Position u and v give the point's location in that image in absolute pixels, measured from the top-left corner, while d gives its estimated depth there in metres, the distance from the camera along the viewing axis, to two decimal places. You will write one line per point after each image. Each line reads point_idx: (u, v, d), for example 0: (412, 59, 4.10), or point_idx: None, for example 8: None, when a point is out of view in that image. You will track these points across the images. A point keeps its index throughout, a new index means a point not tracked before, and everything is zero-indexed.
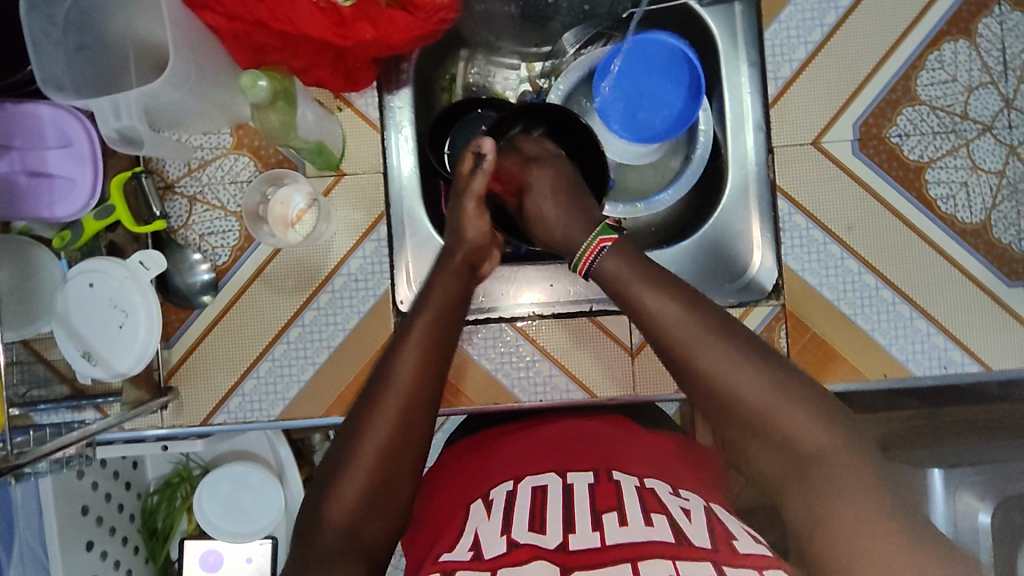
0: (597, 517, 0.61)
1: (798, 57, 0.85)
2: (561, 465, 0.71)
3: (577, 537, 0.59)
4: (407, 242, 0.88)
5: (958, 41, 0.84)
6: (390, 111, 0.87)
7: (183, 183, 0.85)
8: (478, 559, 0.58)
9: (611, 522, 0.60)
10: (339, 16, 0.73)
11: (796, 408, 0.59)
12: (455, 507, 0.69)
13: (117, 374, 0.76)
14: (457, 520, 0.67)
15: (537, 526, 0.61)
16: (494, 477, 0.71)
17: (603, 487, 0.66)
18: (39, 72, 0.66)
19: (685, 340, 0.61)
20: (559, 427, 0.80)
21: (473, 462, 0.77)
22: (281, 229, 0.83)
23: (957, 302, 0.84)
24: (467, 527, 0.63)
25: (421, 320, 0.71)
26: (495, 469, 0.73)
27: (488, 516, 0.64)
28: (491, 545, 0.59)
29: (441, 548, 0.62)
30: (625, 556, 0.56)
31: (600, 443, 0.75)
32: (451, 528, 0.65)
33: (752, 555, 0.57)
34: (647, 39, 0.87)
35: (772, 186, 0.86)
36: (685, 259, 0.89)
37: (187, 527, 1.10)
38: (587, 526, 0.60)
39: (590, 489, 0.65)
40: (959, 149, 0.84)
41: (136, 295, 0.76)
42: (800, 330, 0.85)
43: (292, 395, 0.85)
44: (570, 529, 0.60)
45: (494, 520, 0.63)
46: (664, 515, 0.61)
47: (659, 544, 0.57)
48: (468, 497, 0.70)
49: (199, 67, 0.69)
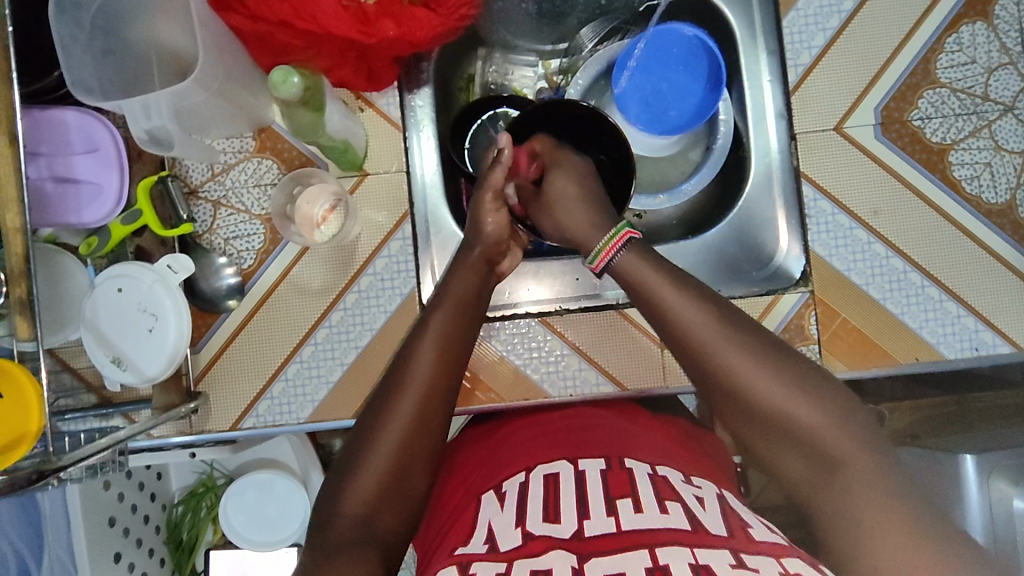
0: (610, 504, 0.60)
1: (817, 44, 0.85)
2: (573, 452, 0.71)
3: (591, 523, 0.58)
4: (431, 242, 0.88)
5: (976, 23, 0.85)
6: (411, 110, 0.88)
7: (207, 188, 0.85)
8: (494, 552, 0.57)
9: (626, 509, 0.59)
10: (364, 14, 0.74)
11: (817, 405, 0.57)
12: (466, 499, 0.69)
13: (146, 378, 0.75)
14: (469, 510, 0.66)
15: (551, 516, 0.60)
16: (507, 467, 0.71)
17: (615, 475, 0.65)
18: (69, 75, 0.66)
19: (706, 340, 0.61)
20: (568, 419, 0.79)
21: (482, 454, 0.77)
22: (308, 231, 0.82)
23: (986, 283, 0.83)
24: (481, 520, 0.62)
25: (453, 314, 0.71)
26: (504, 461, 0.73)
27: (501, 507, 0.63)
28: (507, 538, 0.58)
29: (455, 543, 0.61)
30: (643, 542, 0.54)
31: (612, 434, 0.75)
32: (465, 518, 0.64)
33: (768, 543, 0.56)
34: (665, 30, 0.87)
35: (796, 173, 0.86)
36: (710, 249, 0.90)
37: (212, 538, 1.09)
38: (602, 512, 0.59)
39: (603, 477, 0.65)
40: (981, 130, 0.84)
41: (165, 298, 0.76)
42: (829, 316, 0.84)
43: (321, 397, 0.84)
44: (584, 515, 0.59)
45: (508, 512, 0.62)
46: (678, 503, 0.60)
47: (675, 531, 0.55)
48: (481, 488, 0.70)
49: (224, 67, 0.70)
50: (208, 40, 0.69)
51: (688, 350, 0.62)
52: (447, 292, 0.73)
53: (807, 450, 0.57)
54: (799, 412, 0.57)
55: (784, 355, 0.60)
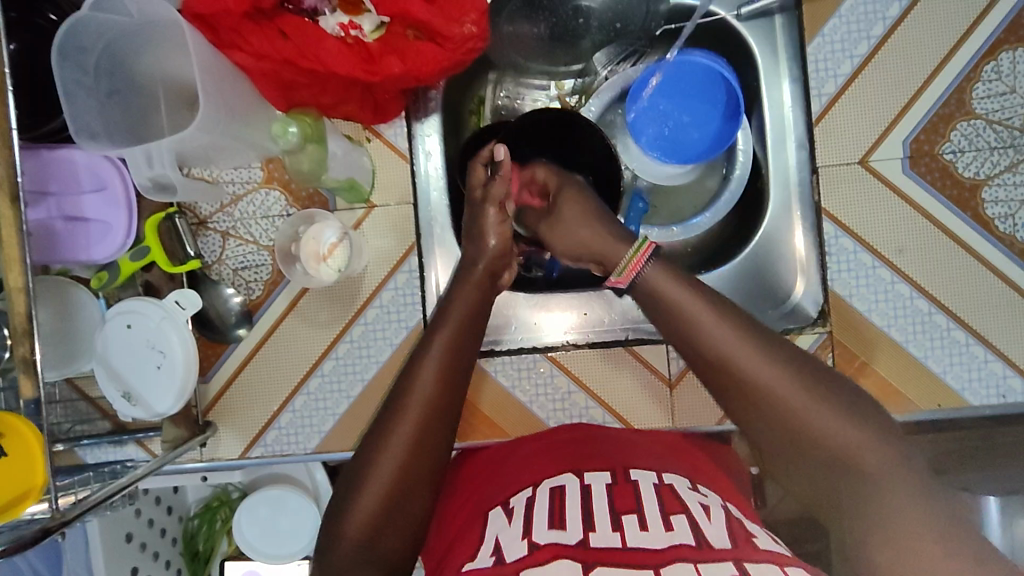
0: (615, 519, 0.58)
1: (843, 72, 0.81)
2: (577, 468, 0.68)
3: (598, 537, 0.56)
4: (435, 251, 0.86)
5: (1018, 50, 0.79)
6: (418, 139, 0.86)
7: (215, 219, 0.85)
8: (500, 563, 0.54)
9: (631, 525, 0.57)
10: (368, 52, 0.72)
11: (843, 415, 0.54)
12: (472, 517, 0.66)
13: (157, 414, 0.77)
14: (471, 530, 0.64)
15: (558, 524, 0.58)
16: (511, 486, 0.68)
17: (621, 488, 0.63)
18: (73, 123, 0.65)
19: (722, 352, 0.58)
20: (579, 432, 0.77)
21: (485, 472, 0.76)
22: (314, 265, 0.81)
23: (1018, 325, 0.80)
24: (487, 534, 0.61)
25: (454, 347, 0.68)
26: (506, 478, 0.71)
27: (508, 521, 0.61)
28: (513, 548, 0.55)
29: (463, 556, 0.59)
30: (647, 561, 0.52)
31: (619, 448, 0.73)
32: (471, 537, 0.62)
33: (771, 552, 0.55)
34: (682, 59, 0.84)
35: (817, 209, 0.82)
36: (725, 283, 0.86)
37: (227, 549, 1.10)
38: (607, 527, 0.57)
39: (607, 491, 0.63)
40: (1018, 164, 0.80)
41: (172, 335, 0.76)
42: (848, 357, 0.81)
43: (328, 428, 0.85)
44: (590, 527, 0.57)
45: (514, 525, 0.60)
46: (682, 515, 0.58)
47: (678, 549, 0.53)
48: (484, 508, 0.67)
49: (227, 108, 0.69)
50: (208, 82, 0.67)
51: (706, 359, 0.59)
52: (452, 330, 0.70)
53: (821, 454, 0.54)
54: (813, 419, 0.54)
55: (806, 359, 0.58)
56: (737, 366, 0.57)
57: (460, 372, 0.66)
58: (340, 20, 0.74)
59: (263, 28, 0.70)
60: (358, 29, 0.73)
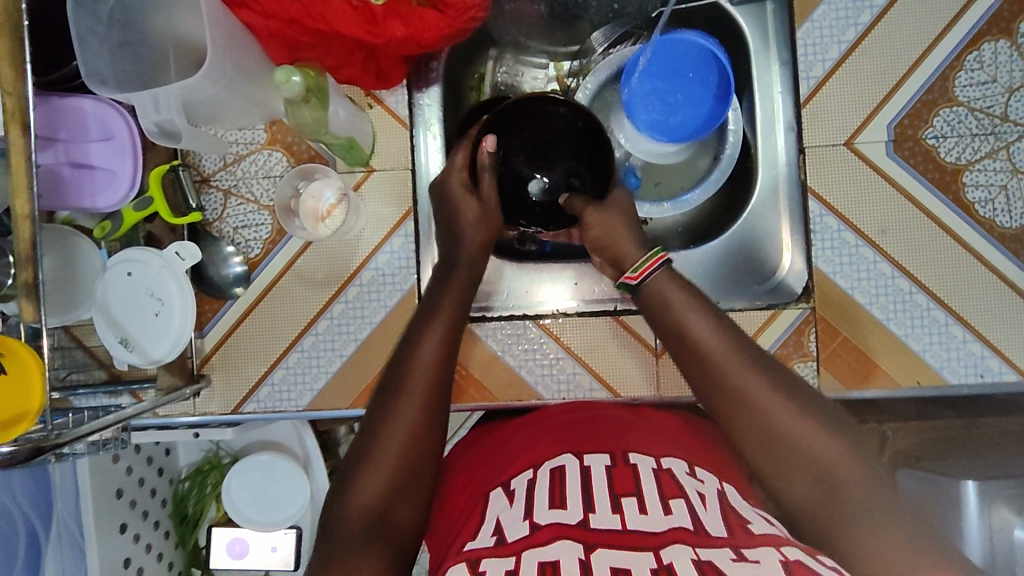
0: (615, 502, 0.60)
1: (831, 58, 0.84)
2: (578, 448, 0.70)
3: (598, 517, 0.57)
4: (434, 243, 0.89)
5: (999, 41, 0.82)
6: (419, 109, 0.89)
7: (218, 177, 0.87)
8: (502, 543, 0.56)
9: (630, 509, 0.58)
10: (372, 14, 0.75)
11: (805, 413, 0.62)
12: (475, 498, 0.68)
13: (152, 361, 0.79)
14: (478, 506, 0.66)
15: (558, 504, 0.59)
16: (512, 465, 0.70)
17: (621, 472, 0.64)
18: (85, 67, 0.68)
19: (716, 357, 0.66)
20: (571, 413, 0.78)
21: (489, 450, 0.77)
22: (312, 223, 0.85)
23: (996, 308, 0.82)
24: (489, 515, 0.62)
25: None
26: (507, 456, 0.73)
27: (510, 503, 0.62)
28: (514, 529, 0.57)
29: (465, 538, 0.60)
30: (646, 544, 0.54)
31: (616, 428, 0.74)
32: (475, 515, 0.64)
33: (767, 536, 0.56)
34: (674, 39, 0.86)
35: (802, 186, 0.86)
36: (713, 258, 0.89)
37: (215, 515, 1.11)
38: (607, 508, 0.58)
39: (607, 473, 0.64)
40: (998, 151, 0.82)
41: (171, 285, 0.78)
42: (830, 334, 0.83)
43: (319, 386, 0.87)
44: (590, 509, 0.58)
45: (516, 507, 0.61)
46: (682, 501, 0.60)
47: (676, 531, 0.55)
48: (488, 486, 0.69)
49: (235, 63, 0.72)
50: (218, 35, 0.70)
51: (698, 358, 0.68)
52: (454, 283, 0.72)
53: (812, 473, 0.60)
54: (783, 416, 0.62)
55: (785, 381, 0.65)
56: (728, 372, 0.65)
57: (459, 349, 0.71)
58: None
59: None
60: None
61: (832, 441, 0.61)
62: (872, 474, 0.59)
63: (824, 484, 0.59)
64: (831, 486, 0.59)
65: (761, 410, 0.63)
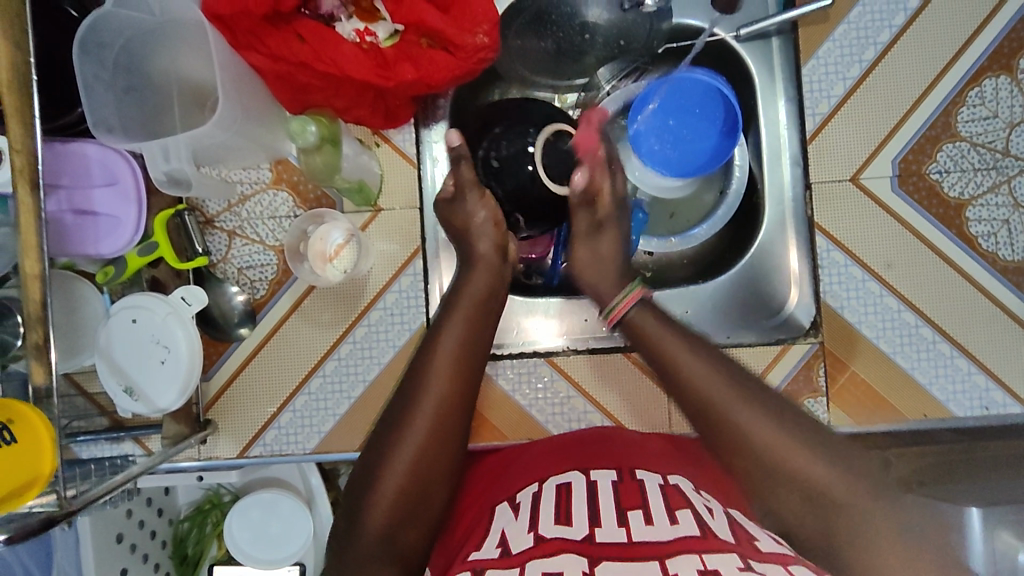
0: (621, 515, 0.58)
1: (836, 94, 0.85)
2: (584, 465, 0.69)
3: (603, 531, 0.55)
4: (439, 259, 0.88)
5: (1000, 77, 0.84)
6: (426, 146, 0.88)
7: (222, 218, 0.86)
8: (506, 555, 0.54)
9: (636, 520, 0.57)
10: (383, 58, 0.75)
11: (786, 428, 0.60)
12: (480, 514, 0.66)
13: (157, 409, 0.77)
14: (480, 523, 0.64)
15: (564, 519, 0.57)
16: (519, 482, 0.69)
17: (627, 486, 0.63)
18: (91, 116, 0.67)
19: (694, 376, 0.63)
20: (579, 436, 0.77)
21: (495, 470, 0.76)
22: (320, 265, 0.82)
23: (1002, 342, 0.83)
24: (494, 528, 0.60)
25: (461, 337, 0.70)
26: (517, 473, 0.71)
27: (515, 515, 0.61)
28: (519, 541, 0.55)
29: (469, 549, 0.59)
30: (652, 553, 0.51)
31: (623, 448, 0.73)
32: (478, 530, 0.62)
33: (775, 554, 0.54)
34: (681, 76, 0.87)
35: (810, 223, 0.86)
36: (724, 292, 0.89)
37: (216, 553, 1.07)
38: (613, 522, 0.57)
39: (614, 487, 0.63)
40: (1000, 186, 0.84)
41: (178, 330, 0.76)
42: (838, 369, 0.84)
43: (327, 428, 0.85)
44: (596, 524, 0.57)
45: (521, 518, 0.60)
46: (688, 511, 0.58)
47: (683, 540, 0.53)
48: (494, 501, 0.68)
49: (244, 108, 0.71)
50: (227, 80, 0.69)
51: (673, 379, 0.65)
52: (474, 321, 0.72)
53: (801, 491, 0.58)
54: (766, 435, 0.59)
55: (761, 391, 0.62)
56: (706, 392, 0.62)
57: (475, 381, 0.69)
58: (356, 27, 0.76)
59: (280, 32, 0.72)
60: (373, 36, 0.76)
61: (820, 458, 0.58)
62: (864, 480, 0.57)
63: (820, 503, 0.57)
64: (828, 505, 0.57)
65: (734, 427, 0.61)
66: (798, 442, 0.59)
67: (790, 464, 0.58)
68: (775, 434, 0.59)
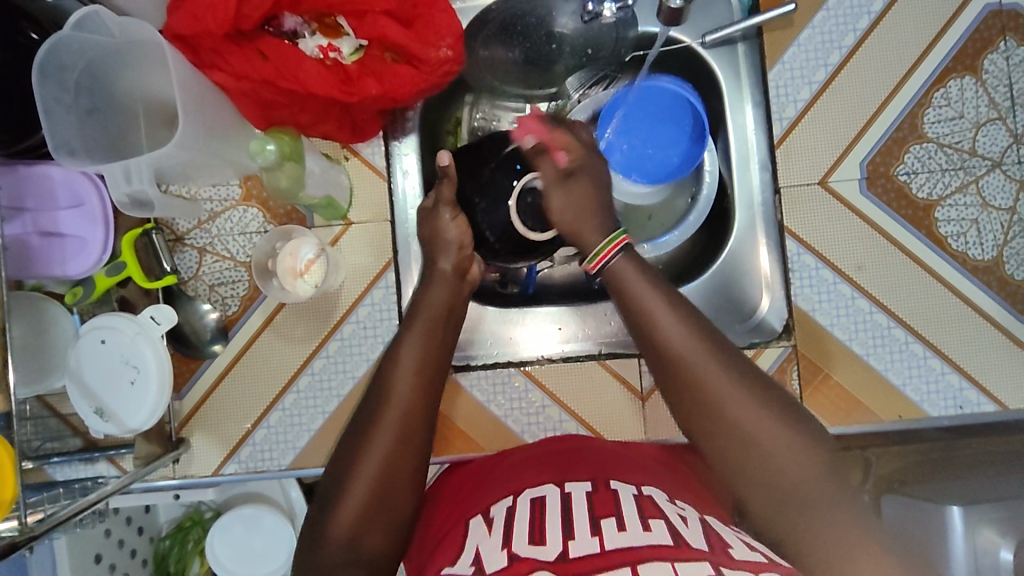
0: (595, 523, 0.57)
1: (803, 98, 0.85)
2: (559, 477, 0.68)
3: (577, 543, 0.54)
4: (413, 271, 0.87)
5: (964, 78, 0.84)
6: (396, 158, 0.88)
7: (192, 236, 0.86)
8: (480, 572, 0.53)
9: (609, 528, 0.55)
10: (346, 74, 0.75)
11: (775, 416, 0.58)
12: (453, 524, 0.66)
13: (128, 429, 0.76)
14: (451, 537, 0.63)
15: (538, 536, 0.56)
16: (494, 493, 0.68)
17: (602, 496, 0.62)
18: (52, 138, 0.66)
19: (682, 344, 0.61)
20: (553, 448, 0.77)
21: (470, 482, 0.75)
22: (290, 281, 0.82)
23: (973, 341, 0.83)
24: (469, 544, 0.59)
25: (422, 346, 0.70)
26: (493, 484, 0.71)
27: (489, 532, 0.60)
28: (493, 559, 0.54)
29: (443, 565, 0.58)
30: (624, 561, 0.50)
31: (600, 457, 0.73)
32: (452, 544, 0.61)
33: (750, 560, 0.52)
34: (649, 86, 0.87)
35: (780, 227, 0.86)
36: (697, 299, 0.88)
37: (200, 570, 1.04)
38: (587, 531, 0.55)
39: (588, 498, 0.62)
40: (968, 186, 0.84)
41: (146, 350, 0.76)
42: (812, 372, 0.84)
43: (302, 444, 0.85)
44: (569, 536, 0.55)
45: (496, 535, 0.58)
46: (661, 520, 0.57)
47: (656, 548, 0.51)
48: (467, 513, 0.67)
49: (207, 127, 0.71)
50: (189, 99, 0.69)
51: (656, 344, 0.63)
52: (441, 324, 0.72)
53: (770, 486, 0.57)
54: (745, 416, 0.58)
55: (757, 377, 0.60)
56: (691, 368, 0.60)
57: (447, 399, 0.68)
58: (319, 43, 0.76)
59: (243, 49, 0.72)
60: (337, 51, 0.76)
61: (798, 451, 0.57)
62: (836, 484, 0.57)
63: (785, 492, 0.57)
64: (792, 495, 0.57)
65: (717, 406, 0.59)
66: (776, 429, 0.58)
67: (763, 450, 0.57)
68: (759, 420, 0.58)
